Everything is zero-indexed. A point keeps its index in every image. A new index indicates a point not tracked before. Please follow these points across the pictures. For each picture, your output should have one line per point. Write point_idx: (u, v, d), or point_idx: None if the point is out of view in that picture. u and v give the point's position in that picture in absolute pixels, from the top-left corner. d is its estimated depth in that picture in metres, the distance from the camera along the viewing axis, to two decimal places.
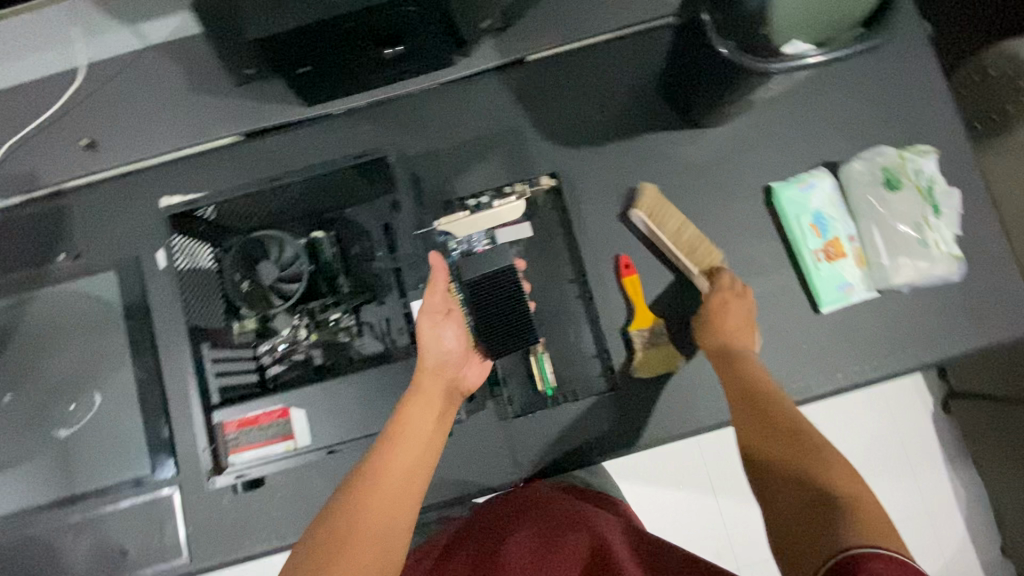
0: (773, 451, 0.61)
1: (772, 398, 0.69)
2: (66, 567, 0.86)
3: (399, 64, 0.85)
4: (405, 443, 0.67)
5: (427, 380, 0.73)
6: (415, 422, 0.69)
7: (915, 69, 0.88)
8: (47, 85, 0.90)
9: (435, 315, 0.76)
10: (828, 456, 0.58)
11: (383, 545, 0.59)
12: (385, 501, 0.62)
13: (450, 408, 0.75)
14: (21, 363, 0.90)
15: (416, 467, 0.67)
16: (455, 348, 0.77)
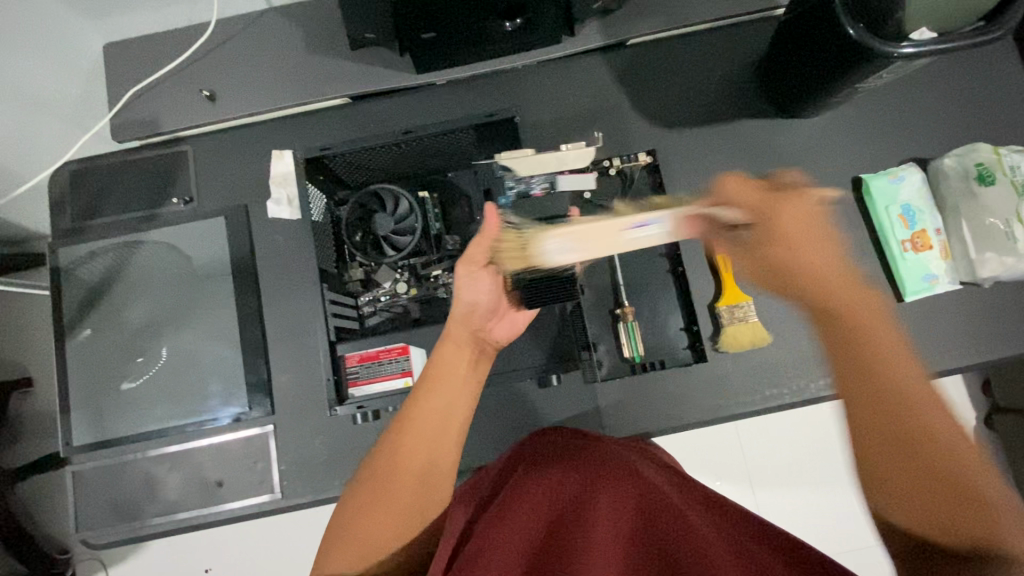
0: (907, 477, 0.47)
1: (903, 374, 0.49)
2: (159, 495, 0.89)
3: (514, 36, 0.88)
4: (433, 389, 0.67)
5: (456, 329, 0.72)
6: (448, 370, 0.69)
7: (1006, 75, 0.91)
8: (177, 39, 0.96)
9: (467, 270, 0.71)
10: (973, 481, 0.45)
11: (421, 488, 0.62)
12: (418, 443, 0.64)
13: (482, 357, 0.74)
14: (129, 297, 0.94)
15: (449, 410, 0.67)
16: (484, 301, 0.73)
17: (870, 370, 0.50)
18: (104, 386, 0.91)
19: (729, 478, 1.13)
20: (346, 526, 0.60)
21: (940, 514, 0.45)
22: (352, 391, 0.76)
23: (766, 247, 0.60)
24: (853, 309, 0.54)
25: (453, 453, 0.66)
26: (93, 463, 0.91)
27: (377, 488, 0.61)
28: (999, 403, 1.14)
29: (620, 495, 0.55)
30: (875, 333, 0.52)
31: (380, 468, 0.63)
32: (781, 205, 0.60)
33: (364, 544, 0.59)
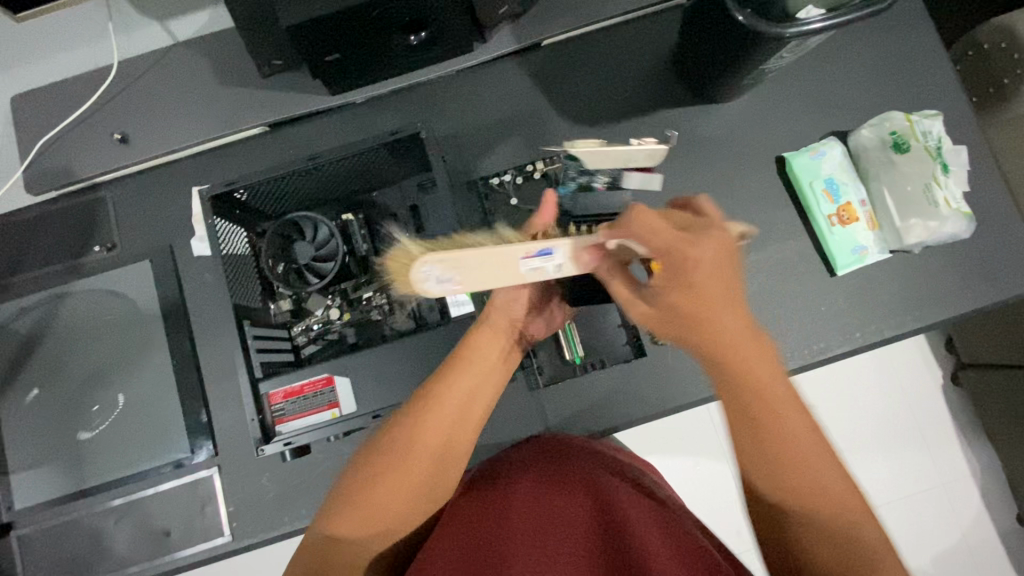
0: (764, 469, 0.50)
1: (799, 421, 0.50)
2: (107, 551, 0.87)
3: (422, 50, 0.86)
4: (467, 370, 0.63)
5: (498, 316, 0.66)
6: (482, 356, 0.65)
7: (915, 41, 0.92)
8: (82, 84, 0.94)
9: (516, 258, 0.66)
10: (834, 501, 0.48)
11: (437, 471, 0.60)
12: (445, 425, 0.60)
13: (512, 348, 0.70)
14: (60, 352, 0.92)
15: (478, 399, 0.63)
16: (529, 293, 0.67)
17: (752, 392, 0.50)
18: (44, 445, 0.90)
19: (707, 458, 1.13)
20: (356, 494, 0.57)
21: (779, 501, 0.49)
22: (280, 428, 0.77)
23: (674, 301, 0.49)
24: (746, 379, 0.49)
25: (470, 441, 0.63)
26: (37, 526, 0.88)
27: (393, 459, 0.58)
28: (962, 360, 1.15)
29: (579, 514, 0.57)
30: (742, 348, 0.50)
31: (397, 440, 0.59)
32: (687, 254, 0.47)
33: (373, 515, 0.57)
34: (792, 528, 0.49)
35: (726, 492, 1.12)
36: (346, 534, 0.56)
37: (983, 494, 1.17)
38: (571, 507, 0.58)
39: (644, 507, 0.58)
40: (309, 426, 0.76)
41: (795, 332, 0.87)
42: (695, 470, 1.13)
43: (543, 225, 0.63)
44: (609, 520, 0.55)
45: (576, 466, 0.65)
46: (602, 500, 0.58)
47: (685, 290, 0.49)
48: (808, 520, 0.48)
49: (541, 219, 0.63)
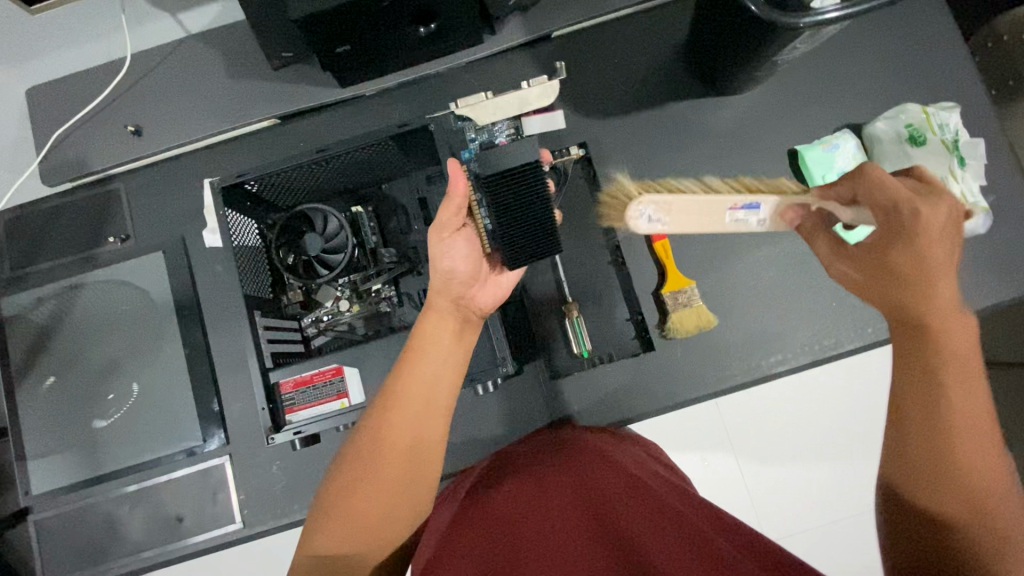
0: (899, 462, 0.47)
1: (953, 339, 0.49)
2: (121, 535, 0.89)
3: (432, 42, 0.86)
4: (422, 357, 0.65)
5: (437, 299, 0.71)
6: (434, 338, 0.67)
7: (932, 32, 0.90)
8: (96, 77, 0.95)
9: (441, 237, 0.71)
10: (992, 487, 0.44)
11: (409, 462, 0.60)
12: (407, 413, 0.62)
13: (467, 327, 0.71)
14: (73, 341, 0.94)
15: (439, 380, 0.65)
16: (461, 269, 0.71)
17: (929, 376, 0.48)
18: (60, 432, 0.92)
19: (719, 455, 1.11)
20: (333, 503, 0.58)
21: (913, 489, 0.46)
22: (290, 417, 0.77)
23: (889, 259, 0.54)
24: (945, 340, 0.49)
25: (442, 427, 0.64)
26: (53, 510, 0.90)
27: (366, 457, 0.60)
28: (977, 358, 1.13)
29: (562, 495, 0.56)
30: (955, 337, 0.49)
31: (365, 440, 0.61)
32: (918, 221, 0.52)
33: (354, 520, 0.57)
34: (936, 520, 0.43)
35: (738, 491, 1.11)
36: (335, 545, 0.56)
37: None
38: (605, 478, 0.58)
39: (617, 480, 0.58)
40: (320, 416, 0.76)
41: (806, 327, 0.87)
42: (706, 467, 1.11)
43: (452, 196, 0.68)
44: (593, 493, 0.55)
45: (548, 455, 0.66)
46: (578, 478, 0.59)
47: (947, 264, 0.52)
48: (932, 512, 0.44)
49: (456, 194, 0.68)
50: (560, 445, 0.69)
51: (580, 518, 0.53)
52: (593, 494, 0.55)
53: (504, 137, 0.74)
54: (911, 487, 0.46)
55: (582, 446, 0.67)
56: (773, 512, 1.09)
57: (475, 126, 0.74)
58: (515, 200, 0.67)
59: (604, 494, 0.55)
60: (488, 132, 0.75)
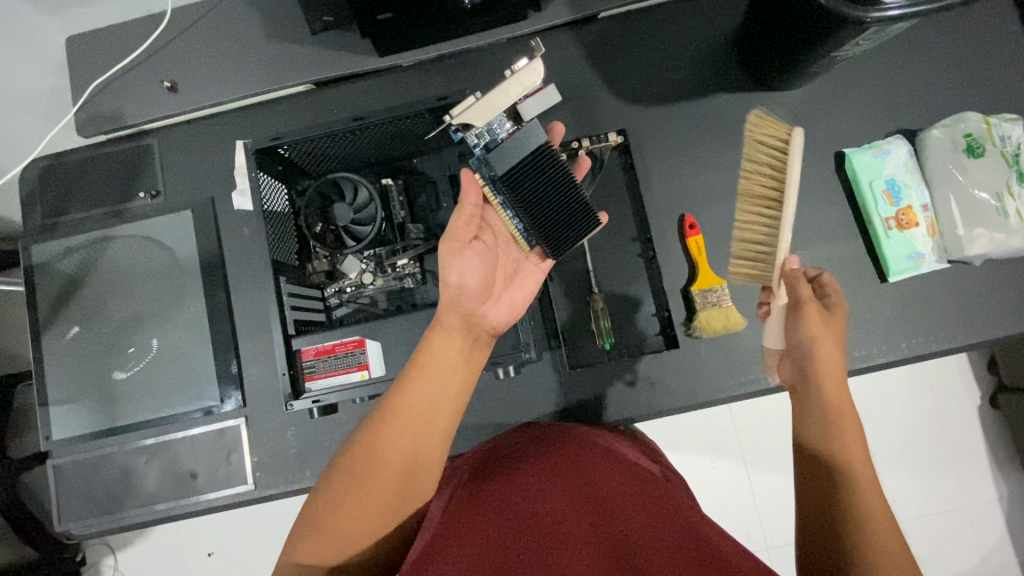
0: (818, 423, 0.64)
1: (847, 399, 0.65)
2: (134, 486, 0.91)
3: (475, 14, 0.83)
4: (429, 375, 0.65)
5: (449, 316, 0.69)
6: (442, 354, 0.66)
7: (999, 37, 0.85)
8: (136, 31, 0.95)
9: (448, 244, 0.69)
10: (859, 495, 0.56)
11: (404, 483, 0.60)
12: (410, 428, 0.61)
13: (477, 343, 0.70)
14: (98, 292, 0.94)
15: (440, 403, 0.64)
16: (473, 284, 0.69)
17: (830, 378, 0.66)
18: (80, 380, 0.92)
19: (725, 457, 1.14)
20: (318, 514, 0.57)
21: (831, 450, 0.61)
22: (309, 385, 0.77)
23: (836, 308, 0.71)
24: (839, 400, 0.64)
25: (442, 447, 0.63)
26: (73, 456, 0.92)
27: (355, 474, 0.59)
28: (1004, 382, 1.11)
29: (569, 506, 0.55)
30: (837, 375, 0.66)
31: (356, 457, 0.60)
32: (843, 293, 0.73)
33: (341, 534, 0.56)
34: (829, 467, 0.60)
35: (742, 498, 1.13)
36: (314, 556, 0.55)
37: (1011, 520, 1.13)
38: (615, 495, 0.56)
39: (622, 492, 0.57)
40: (339, 387, 0.76)
41: None
42: (712, 469, 1.14)
43: (461, 215, 0.70)
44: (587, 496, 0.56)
45: (547, 450, 0.64)
46: (579, 480, 0.58)
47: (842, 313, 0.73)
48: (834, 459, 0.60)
49: (469, 205, 0.70)
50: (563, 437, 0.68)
51: (574, 519, 0.54)
52: (595, 512, 0.54)
53: (506, 133, 0.68)
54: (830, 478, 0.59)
55: (582, 443, 0.66)
56: (774, 519, 1.12)
57: (474, 131, 0.67)
58: (537, 197, 0.70)
59: (601, 499, 0.56)
60: (489, 133, 0.68)
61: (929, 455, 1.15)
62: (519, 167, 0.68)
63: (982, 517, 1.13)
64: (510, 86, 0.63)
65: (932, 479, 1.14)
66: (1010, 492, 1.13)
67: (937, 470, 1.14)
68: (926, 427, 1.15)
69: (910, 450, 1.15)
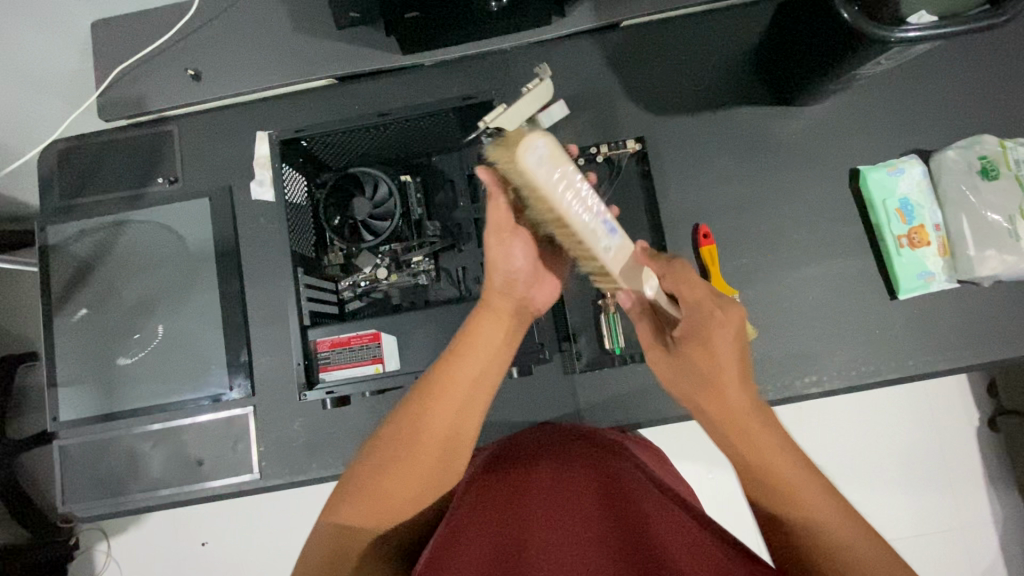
0: (758, 492, 0.55)
1: (766, 437, 0.57)
2: (139, 470, 0.91)
3: (501, 17, 0.84)
4: (472, 357, 0.65)
5: (497, 299, 0.68)
6: (485, 339, 0.66)
7: (1014, 64, 0.87)
8: (161, 18, 0.95)
9: (500, 235, 0.66)
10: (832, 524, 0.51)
11: (445, 454, 0.61)
12: (453, 407, 0.62)
13: (521, 325, 0.70)
14: (111, 276, 0.95)
15: (482, 384, 0.65)
16: (524, 270, 0.68)
17: (738, 431, 0.58)
18: (89, 362, 0.92)
19: (724, 466, 1.15)
20: (362, 483, 0.59)
21: (783, 518, 0.53)
22: (322, 376, 0.79)
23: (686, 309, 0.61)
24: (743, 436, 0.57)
25: (477, 423, 0.65)
26: (79, 438, 0.93)
27: (399, 450, 0.60)
28: (1003, 405, 1.12)
29: (575, 498, 0.55)
30: (746, 419, 0.58)
31: (401, 430, 0.61)
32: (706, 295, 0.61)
33: (382, 504, 0.58)
34: (796, 517, 0.52)
35: (740, 508, 1.13)
36: (359, 522, 0.57)
37: (1004, 543, 1.13)
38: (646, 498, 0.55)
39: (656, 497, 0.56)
40: (354, 378, 0.78)
41: (844, 351, 0.84)
42: (710, 478, 1.14)
43: (497, 204, 0.64)
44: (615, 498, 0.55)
45: (544, 450, 0.65)
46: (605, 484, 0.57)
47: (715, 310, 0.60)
48: (774, 511, 0.53)
49: None
50: (560, 438, 0.69)
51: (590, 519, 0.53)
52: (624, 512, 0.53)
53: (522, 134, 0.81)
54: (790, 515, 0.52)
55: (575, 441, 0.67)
56: None
57: (494, 132, 0.81)
58: None
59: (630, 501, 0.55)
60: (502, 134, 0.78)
61: (927, 474, 1.15)
62: None
63: (976, 538, 1.14)
64: (528, 100, 0.82)
65: (928, 498, 1.15)
66: (1005, 514, 1.14)
67: (933, 489, 1.15)
68: (924, 446, 1.16)
69: (908, 468, 1.15)
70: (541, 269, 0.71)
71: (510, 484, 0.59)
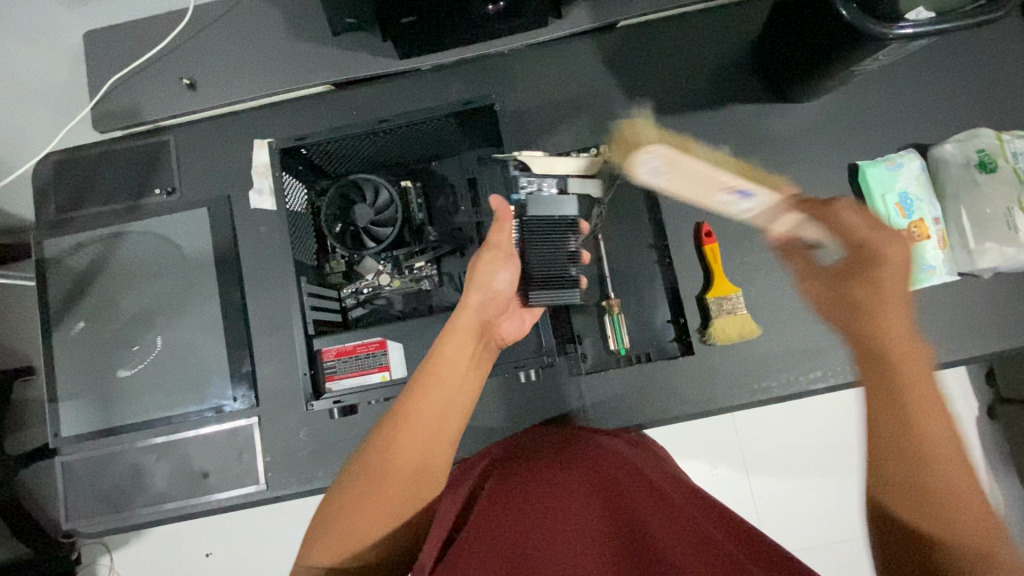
0: (902, 490, 0.43)
1: (923, 385, 0.47)
2: (143, 484, 0.90)
3: (498, 21, 0.84)
4: (437, 383, 0.67)
5: (463, 321, 0.72)
6: (450, 362, 0.69)
7: (1007, 57, 0.88)
8: (155, 28, 0.95)
9: (493, 257, 0.75)
10: (975, 507, 0.41)
11: (416, 487, 0.61)
12: (420, 435, 0.63)
13: (483, 349, 0.74)
14: (109, 288, 0.94)
15: (446, 410, 0.66)
16: (502, 292, 0.75)
17: (899, 404, 0.46)
18: (90, 377, 0.91)
19: (729, 463, 1.15)
20: (334, 518, 0.58)
21: (932, 523, 0.41)
22: (330, 386, 0.78)
23: (852, 282, 0.55)
24: (900, 371, 0.48)
25: (445, 451, 0.65)
26: (81, 453, 0.92)
27: (371, 480, 0.59)
28: (1003, 394, 1.12)
29: (594, 506, 0.53)
30: (921, 390, 0.46)
31: (372, 462, 0.61)
32: (879, 256, 0.55)
33: (356, 535, 0.56)
34: (942, 503, 0.42)
35: (745, 505, 1.14)
36: (330, 560, 0.56)
37: (1008, 531, 1.14)
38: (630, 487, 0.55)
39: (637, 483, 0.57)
40: (359, 386, 0.77)
41: None
42: (715, 475, 1.15)
43: (502, 233, 0.75)
44: (620, 502, 0.53)
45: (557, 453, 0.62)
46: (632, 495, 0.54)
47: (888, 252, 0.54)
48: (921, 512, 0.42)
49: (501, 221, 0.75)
50: (571, 440, 0.66)
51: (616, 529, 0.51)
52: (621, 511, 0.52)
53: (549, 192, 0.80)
54: (904, 507, 0.43)
55: (589, 444, 0.65)
56: (776, 526, 1.13)
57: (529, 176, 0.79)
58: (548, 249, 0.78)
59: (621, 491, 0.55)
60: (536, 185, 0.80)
61: None
62: (548, 221, 0.78)
63: None
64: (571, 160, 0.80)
65: None
66: (1007, 503, 1.15)
67: None
68: None
69: None
70: (512, 301, 0.78)
71: (516, 484, 0.56)
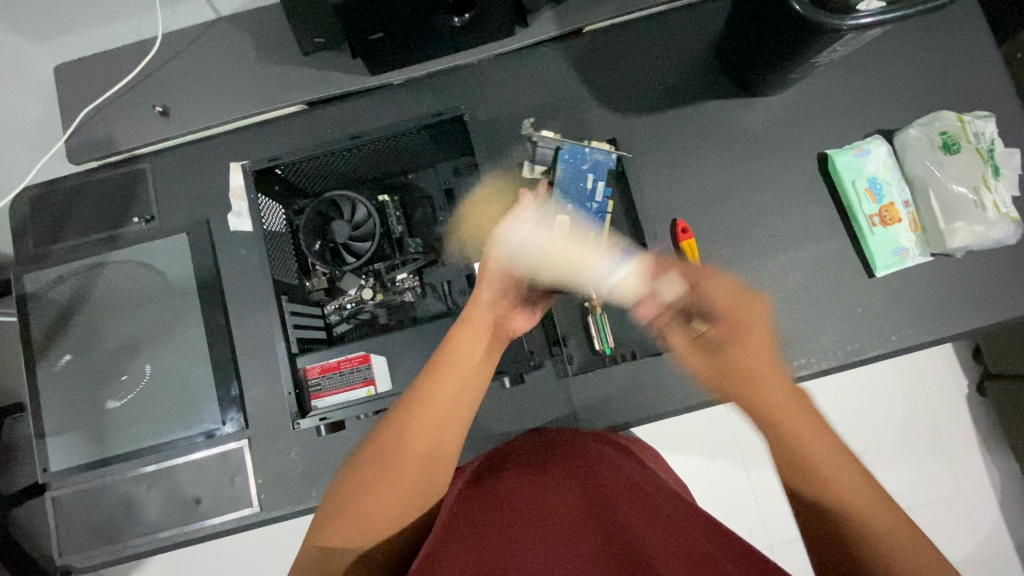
0: (798, 476, 0.53)
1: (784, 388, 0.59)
2: (135, 514, 0.89)
3: (463, 32, 0.85)
4: (450, 372, 0.66)
5: (477, 315, 0.70)
6: (464, 353, 0.68)
7: (963, 41, 0.90)
8: (125, 58, 0.95)
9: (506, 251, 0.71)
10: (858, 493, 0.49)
11: (427, 470, 0.61)
12: (432, 424, 0.62)
13: (497, 345, 0.72)
14: (91, 318, 0.93)
15: (461, 399, 0.65)
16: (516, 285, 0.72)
17: (781, 428, 0.56)
18: (75, 410, 0.91)
19: (725, 456, 1.16)
20: (346, 502, 0.59)
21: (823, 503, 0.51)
22: (315, 404, 0.78)
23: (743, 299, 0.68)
24: (768, 387, 0.59)
25: (457, 440, 0.64)
26: (71, 487, 0.91)
27: (377, 469, 0.60)
28: (990, 370, 1.14)
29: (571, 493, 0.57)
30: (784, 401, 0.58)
31: (383, 446, 0.61)
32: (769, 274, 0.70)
33: (365, 519, 0.57)
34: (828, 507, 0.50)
35: (743, 497, 1.14)
36: (338, 542, 0.57)
37: (1003, 506, 1.15)
38: (618, 486, 0.57)
39: (629, 487, 0.57)
40: (345, 403, 0.77)
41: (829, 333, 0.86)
42: (712, 469, 1.15)
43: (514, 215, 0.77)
44: (604, 487, 0.57)
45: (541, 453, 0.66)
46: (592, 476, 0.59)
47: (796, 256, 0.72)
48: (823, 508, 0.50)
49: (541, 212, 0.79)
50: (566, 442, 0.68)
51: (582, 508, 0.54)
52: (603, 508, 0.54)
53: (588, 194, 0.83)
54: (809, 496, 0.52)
55: (584, 447, 0.67)
56: (776, 515, 1.13)
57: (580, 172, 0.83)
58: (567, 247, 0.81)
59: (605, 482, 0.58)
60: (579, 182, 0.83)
61: (921, 445, 1.17)
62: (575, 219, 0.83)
63: (975, 503, 1.15)
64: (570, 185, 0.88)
65: (925, 470, 1.16)
66: (1001, 477, 1.16)
67: (928, 462, 1.17)
68: (916, 418, 1.18)
69: (903, 441, 1.17)
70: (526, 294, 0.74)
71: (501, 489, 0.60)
